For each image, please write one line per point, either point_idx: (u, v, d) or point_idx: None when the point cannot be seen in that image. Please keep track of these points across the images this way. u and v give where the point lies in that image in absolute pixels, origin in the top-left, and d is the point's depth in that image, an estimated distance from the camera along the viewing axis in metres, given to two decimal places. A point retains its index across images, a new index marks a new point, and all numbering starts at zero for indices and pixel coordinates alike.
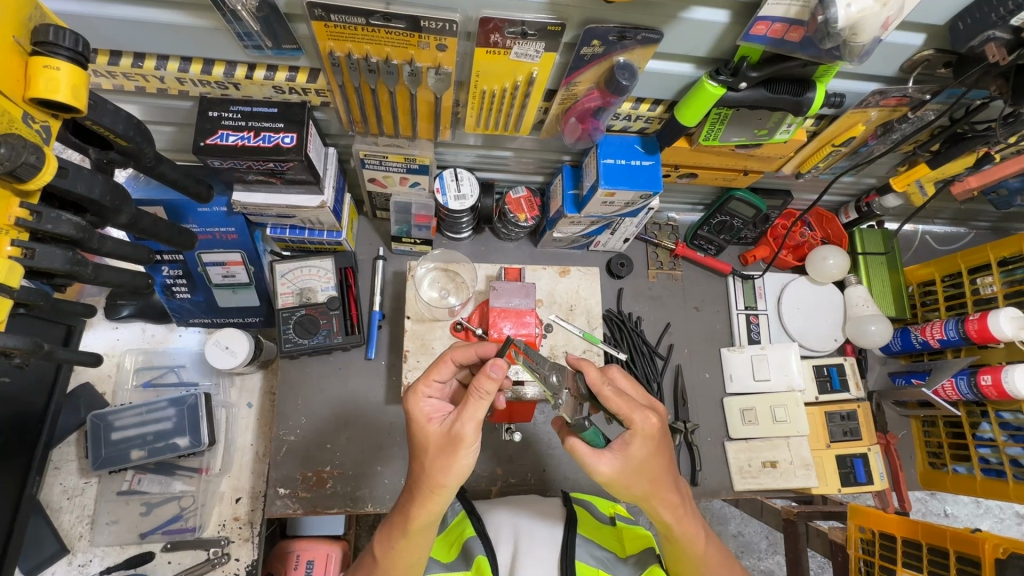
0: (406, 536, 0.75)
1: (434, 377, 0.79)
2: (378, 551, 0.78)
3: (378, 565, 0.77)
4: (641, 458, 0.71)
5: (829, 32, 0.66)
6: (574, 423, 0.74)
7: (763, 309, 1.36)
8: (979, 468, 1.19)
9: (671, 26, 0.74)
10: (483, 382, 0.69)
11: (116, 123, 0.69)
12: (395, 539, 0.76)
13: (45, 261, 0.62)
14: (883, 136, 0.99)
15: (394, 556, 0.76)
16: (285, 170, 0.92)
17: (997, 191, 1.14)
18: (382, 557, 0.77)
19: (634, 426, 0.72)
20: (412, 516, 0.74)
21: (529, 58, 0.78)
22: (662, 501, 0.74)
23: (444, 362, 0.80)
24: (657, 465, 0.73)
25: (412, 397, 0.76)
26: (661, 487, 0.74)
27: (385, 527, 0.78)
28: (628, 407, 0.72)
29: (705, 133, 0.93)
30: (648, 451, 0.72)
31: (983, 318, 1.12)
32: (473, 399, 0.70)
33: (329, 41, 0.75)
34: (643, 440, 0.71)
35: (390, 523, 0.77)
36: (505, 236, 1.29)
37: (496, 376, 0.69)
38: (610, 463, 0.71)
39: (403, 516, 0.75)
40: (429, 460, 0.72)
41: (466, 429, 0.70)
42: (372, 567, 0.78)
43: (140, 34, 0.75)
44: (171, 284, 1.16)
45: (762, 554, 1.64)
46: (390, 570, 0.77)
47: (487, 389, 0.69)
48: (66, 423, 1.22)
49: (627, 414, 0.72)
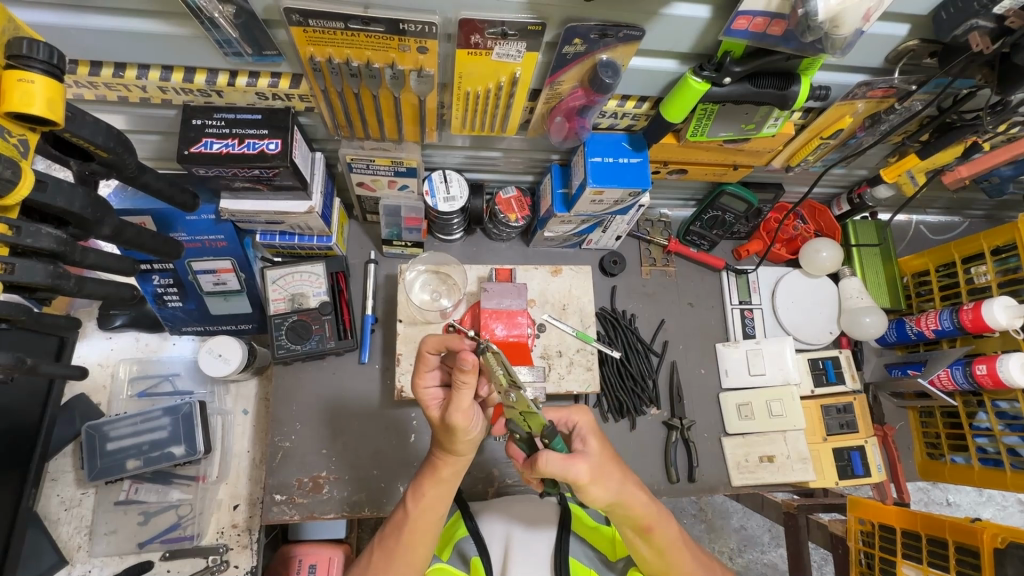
0: (436, 484, 0.81)
1: (426, 371, 0.81)
2: (410, 504, 0.82)
3: (406, 524, 0.81)
4: (599, 446, 0.76)
5: (810, 25, 0.66)
6: (546, 432, 0.71)
7: (758, 303, 1.35)
8: (977, 457, 1.19)
9: (653, 22, 0.74)
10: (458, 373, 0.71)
11: (96, 135, 0.68)
12: (425, 487, 0.82)
13: (26, 275, 0.61)
14: (872, 128, 0.98)
15: (425, 507, 0.81)
16: (272, 176, 0.91)
17: (989, 179, 1.13)
18: (413, 511, 0.81)
19: (575, 426, 0.80)
20: (442, 467, 0.81)
21: (511, 58, 0.77)
22: (637, 497, 0.75)
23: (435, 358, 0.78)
24: (616, 459, 0.76)
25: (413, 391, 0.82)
26: (627, 471, 0.76)
27: (414, 483, 0.84)
28: (564, 410, 0.82)
29: (693, 129, 0.93)
30: (600, 439, 0.78)
31: (977, 307, 1.12)
32: (457, 389, 0.73)
33: (309, 46, 0.74)
34: (590, 430, 0.79)
35: (420, 478, 0.84)
36: (498, 236, 1.29)
37: (467, 368, 0.70)
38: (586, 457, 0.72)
39: (432, 470, 0.82)
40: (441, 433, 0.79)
41: (455, 418, 0.74)
42: (401, 525, 0.81)
43: (121, 43, 0.75)
44: (163, 293, 1.16)
45: (765, 548, 1.64)
46: (417, 525, 0.80)
47: (464, 379, 0.72)
48: (61, 435, 1.22)
49: (566, 416, 0.81)
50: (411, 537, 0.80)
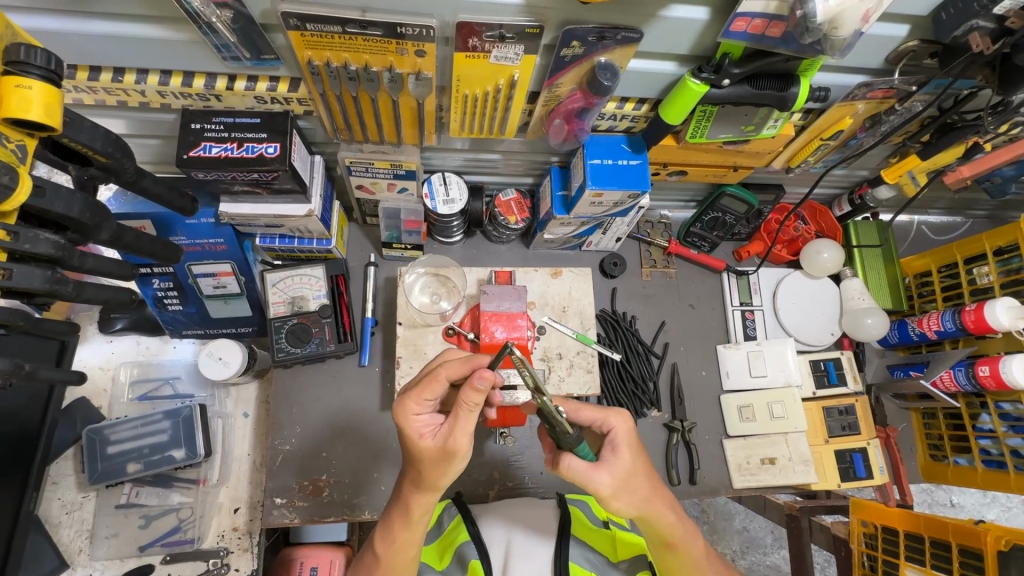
0: (407, 526, 0.77)
1: (426, 395, 0.74)
2: (381, 549, 0.79)
3: (382, 563, 0.79)
4: (630, 460, 0.72)
5: (809, 27, 0.66)
6: (571, 437, 0.69)
7: (758, 304, 1.35)
8: (981, 459, 1.18)
9: (651, 24, 0.74)
10: (470, 394, 0.67)
11: (94, 140, 0.68)
12: (396, 531, 0.78)
13: (24, 281, 0.61)
14: (872, 128, 0.98)
15: (397, 548, 0.78)
16: (271, 179, 0.91)
17: (991, 179, 1.13)
18: (385, 553, 0.78)
19: (612, 431, 0.74)
20: (411, 505, 0.76)
21: (509, 61, 0.77)
22: (661, 506, 0.74)
23: (435, 380, 0.73)
24: (645, 470, 0.74)
25: (401, 416, 0.73)
26: (657, 484, 0.74)
27: (385, 520, 0.80)
28: (601, 412, 0.75)
29: (692, 130, 0.93)
30: (635, 448, 0.74)
31: (980, 308, 1.12)
32: (462, 411, 0.70)
33: (307, 50, 0.74)
34: (626, 438, 0.74)
35: (389, 519, 0.79)
36: (497, 238, 1.29)
37: (481, 388, 0.67)
38: (612, 469, 0.70)
39: (403, 510, 0.77)
40: (426, 469, 0.73)
41: (460, 442, 0.70)
42: (374, 566, 0.79)
43: (120, 48, 0.75)
44: (163, 297, 1.16)
45: (767, 549, 1.63)
46: (393, 566, 0.79)
47: (473, 400, 0.68)
48: (63, 438, 1.22)
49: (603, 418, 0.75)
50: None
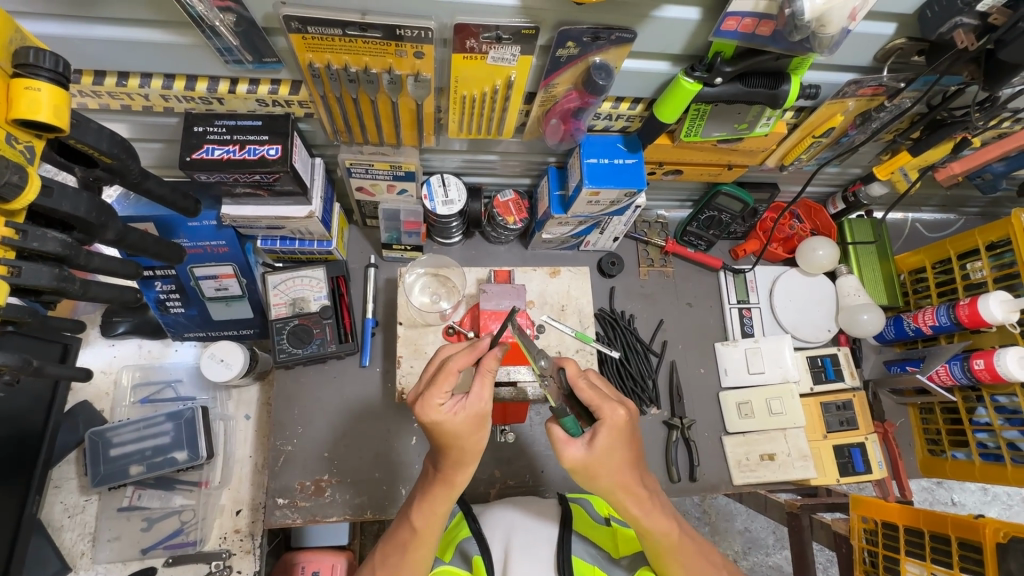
0: (447, 499, 0.80)
1: (446, 386, 0.75)
2: (418, 521, 0.80)
3: (419, 535, 0.80)
4: (606, 447, 0.74)
5: (797, 24, 0.68)
6: (555, 407, 0.76)
7: (755, 301, 1.36)
8: (978, 453, 1.19)
9: (644, 24, 0.75)
10: (488, 360, 0.75)
11: (100, 141, 0.70)
12: (436, 505, 0.79)
13: (32, 278, 0.62)
14: (863, 126, 1.00)
15: (434, 522, 0.80)
16: (272, 181, 0.93)
17: (982, 176, 1.15)
18: (423, 525, 0.80)
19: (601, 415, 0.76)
20: (455, 479, 0.78)
21: (506, 62, 0.79)
22: (629, 493, 0.76)
23: (451, 369, 0.76)
24: (620, 462, 0.75)
25: (428, 410, 0.74)
26: (627, 477, 0.75)
27: (421, 494, 0.81)
28: (599, 398, 0.76)
29: (686, 129, 0.94)
30: (615, 442, 0.74)
31: (974, 302, 1.13)
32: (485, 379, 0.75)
33: (308, 52, 0.76)
34: (609, 430, 0.74)
35: (429, 494, 0.80)
36: (496, 239, 1.30)
37: (498, 354, 0.75)
38: (578, 451, 0.74)
39: (444, 482, 0.79)
40: (466, 440, 0.76)
41: (489, 404, 0.76)
42: (412, 539, 0.80)
43: (124, 52, 0.76)
44: (165, 299, 1.17)
45: (770, 549, 1.63)
46: (428, 538, 0.81)
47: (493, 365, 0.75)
48: (65, 441, 1.23)
49: (597, 404, 0.76)
50: (421, 550, 0.81)
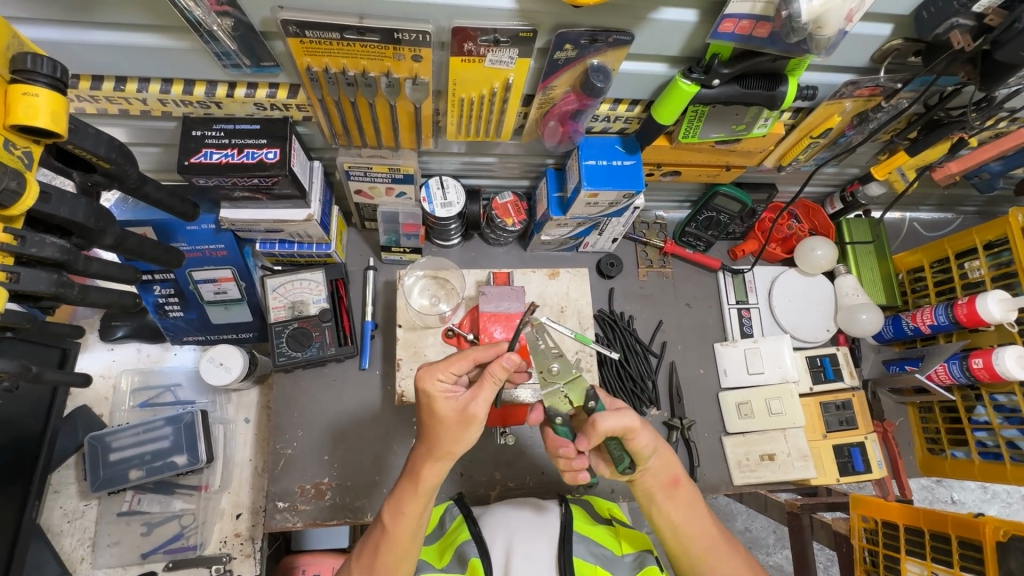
0: (415, 499, 0.79)
1: (456, 366, 0.79)
2: (388, 522, 0.80)
3: (387, 536, 0.80)
4: (636, 410, 0.83)
5: (794, 27, 0.68)
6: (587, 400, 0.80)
7: (754, 302, 1.37)
8: (977, 451, 1.19)
9: (642, 26, 0.75)
10: (496, 367, 0.76)
11: (98, 146, 0.70)
12: (405, 504, 0.79)
13: (31, 284, 0.62)
14: (860, 126, 0.99)
15: (404, 523, 0.79)
16: (271, 185, 0.92)
17: (980, 175, 1.15)
18: (392, 525, 0.79)
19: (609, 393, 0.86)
20: (420, 474, 0.78)
21: (504, 65, 0.79)
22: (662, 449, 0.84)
23: (466, 355, 0.80)
24: (648, 419, 0.84)
25: (425, 378, 0.77)
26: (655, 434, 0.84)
27: (393, 494, 0.82)
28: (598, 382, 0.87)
29: (684, 131, 0.95)
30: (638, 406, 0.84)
31: (972, 302, 1.13)
32: (487, 382, 0.76)
33: (306, 56, 0.76)
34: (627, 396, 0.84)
35: (399, 492, 0.80)
36: (495, 241, 1.30)
37: (508, 365, 0.76)
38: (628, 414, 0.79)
39: (411, 479, 0.79)
40: (442, 431, 0.76)
41: (480, 410, 0.76)
42: (382, 539, 0.80)
43: (122, 57, 0.76)
44: (164, 303, 1.17)
45: (770, 549, 1.63)
46: (397, 541, 0.79)
47: (499, 374, 0.76)
48: (64, 446, 1.22)
49: (604, 385, 0.86)
50: (391, 552, 0.79)
